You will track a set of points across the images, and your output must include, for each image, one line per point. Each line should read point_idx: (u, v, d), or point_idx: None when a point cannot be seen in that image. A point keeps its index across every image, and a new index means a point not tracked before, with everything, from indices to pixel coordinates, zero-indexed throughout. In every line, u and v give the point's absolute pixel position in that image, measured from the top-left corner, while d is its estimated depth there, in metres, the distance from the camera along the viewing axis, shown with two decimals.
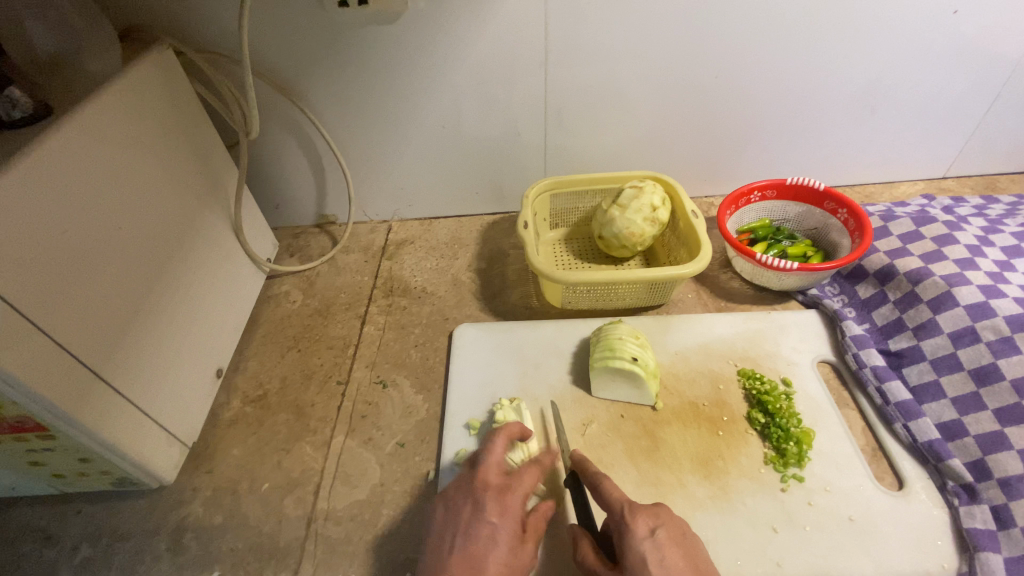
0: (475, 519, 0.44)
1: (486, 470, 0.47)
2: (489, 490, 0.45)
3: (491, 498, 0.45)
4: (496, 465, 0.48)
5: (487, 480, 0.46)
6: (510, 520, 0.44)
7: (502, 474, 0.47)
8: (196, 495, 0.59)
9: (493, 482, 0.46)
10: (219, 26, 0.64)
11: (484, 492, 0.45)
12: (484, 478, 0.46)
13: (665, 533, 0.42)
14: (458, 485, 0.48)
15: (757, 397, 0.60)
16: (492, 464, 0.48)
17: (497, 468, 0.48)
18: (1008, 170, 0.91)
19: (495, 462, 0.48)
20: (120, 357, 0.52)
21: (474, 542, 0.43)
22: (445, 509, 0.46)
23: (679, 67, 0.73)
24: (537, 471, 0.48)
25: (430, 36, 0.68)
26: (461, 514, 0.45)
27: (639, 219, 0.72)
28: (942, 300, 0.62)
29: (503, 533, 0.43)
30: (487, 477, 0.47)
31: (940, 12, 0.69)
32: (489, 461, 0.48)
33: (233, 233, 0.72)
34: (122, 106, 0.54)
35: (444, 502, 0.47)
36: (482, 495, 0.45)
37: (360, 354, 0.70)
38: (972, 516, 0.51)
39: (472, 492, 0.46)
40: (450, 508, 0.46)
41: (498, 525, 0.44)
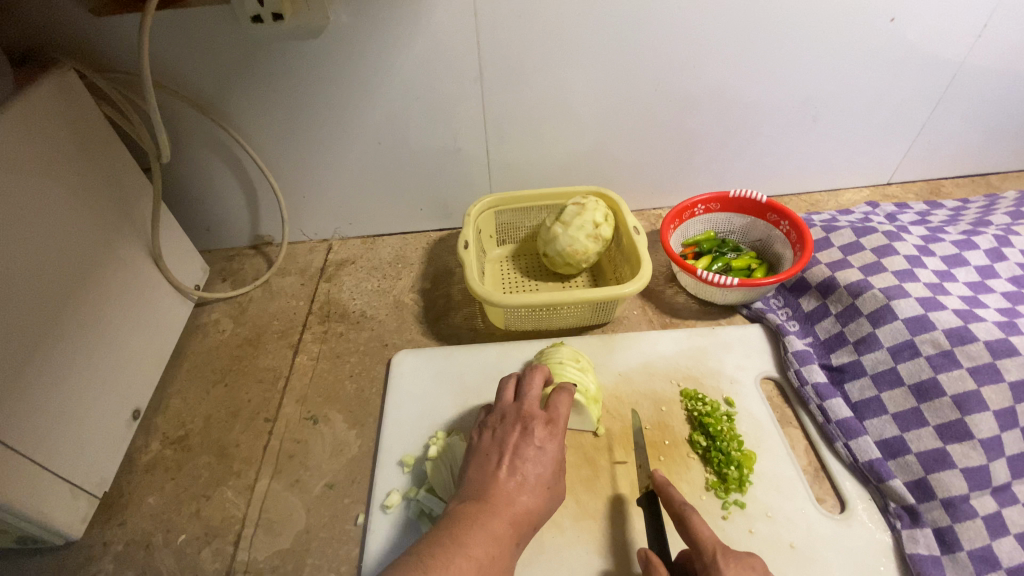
0: (518, 440, 0.46)
1: (529, 400, 0.50)
2: (534, 415, 0.48)
3: (536, 423, 0.48)
4: (539, 395, 0.50)
5: (532, 407, 0.49)
6: (555, 446, 0.47)
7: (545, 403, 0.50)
8: (106, 550, 0.54)
9: (536, 410, 0.49)
10: (124, 42, 0.60)
11: (530, 418, 0.48)
12: (527, 406, 0.49)
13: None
14: (502, 411, 0.50)
15: (699, 419, 0.58)
16: (536, 395, 0.50)
17: (541, 397, 0.50)
18: (949, 175, 0.93)
19: (537, 393, 0.50)
20: (13, 410, 0.47)
21: (521, 466, 0.45)
22: (489, 432, 0.48)
23: (620, 79, 0.71)
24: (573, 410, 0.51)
25: (358, 50, 0.64)
26: (506, 437, 0.47)
27: (582, 236, 0.71)
28: (881, 314, 0.61)
29: (543, 452, 0.46)
30: (531, 405, 0.49)
31: (878, 20, 0.68)
32: (531, 393, 0.50)
33: (153, 262, 0.67)
34: (13, 134, 0.50)
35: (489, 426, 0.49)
36: (529, 420, 0.47)
37: (291, 388, 0.66)
38: (914, 541, 0.50)
39: (518, 419, 0.48)
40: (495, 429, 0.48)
41: (545, 448, 0.46)
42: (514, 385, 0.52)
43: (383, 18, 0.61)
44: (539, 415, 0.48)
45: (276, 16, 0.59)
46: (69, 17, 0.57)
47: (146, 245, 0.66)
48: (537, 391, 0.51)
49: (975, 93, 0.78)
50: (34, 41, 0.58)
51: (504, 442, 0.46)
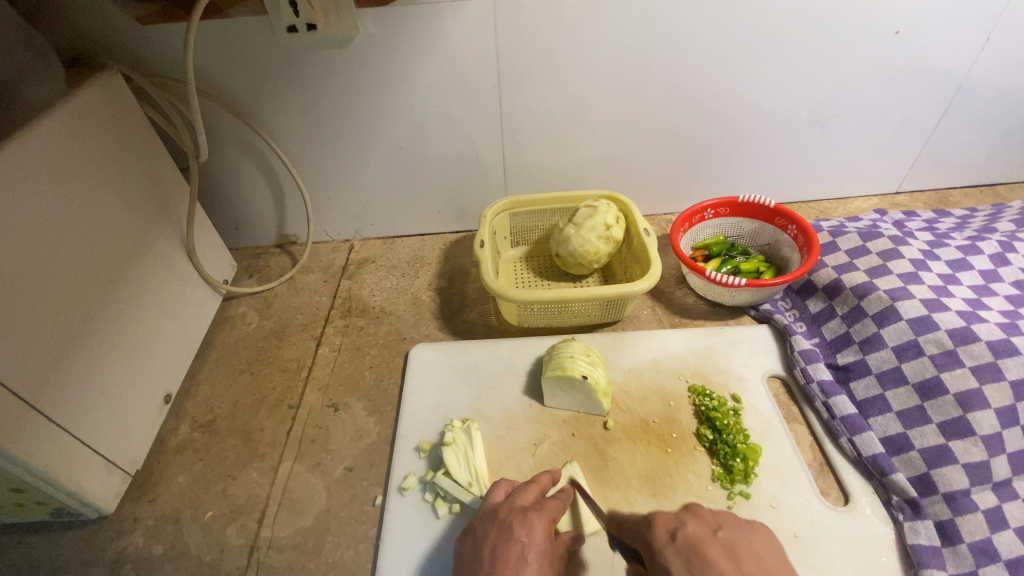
0: (530, 543, 0.43)
1: (546, 507, 0.48)
2: (542, 518, 0.46)
3: (546, 534, 0.45)
4: (556, 506, 0.48)
5: (545, 514, 0.47)
6: (538, 538, 0.44)
7: (558, 516, 0.48)
8: (137, 525, 0.57)
9: (548, 514, 0.47)
10: (165, 45, 0.64)
11: (540, 521, 0.45)
12: (540, 511, 0.47)
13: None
14: (512, 509, 0.47)
15: (706, 413, 0.60)
16: (553, 505, 0.48)
17: (556, 508, 0.48)
18: (959, 184, 0.94)
19: (554, 503, 0.49)
20: (57, 385, 0.51)
21: (502, 566, 0.42)
22: (494, 530, 0.45)
23: (633, 88, 0.74)
24: (559, 504, 0.49)
25: (384, 57, 0.68)
26: (519, 540, 0.44)
27: (594, 237, 0.73)
28: (885, 314, 0.63)
29: (531, 544, 0.43)
30: (545, 512, 0.47)
31: (884, 34, 0.70)
32: (518, 495, 0.49)
33: (187, 256, 0.71)
34: (67, 131, 0.54)
35: (494, 523, 0.46)
36: (540, 524, 0.45)
37: (314, 377, 0.70)
38: (915, 532, 0.52)
39: (497, 518, 0.46)
40: (503, 527, 0.45)
41: (529, 542, 0.43)
42: (529, 489, 0.50)
43: (409, 27, 0.65)
44: (548, 522, 0.46)
45: (310, 26, 0.62)
46: (119, 25, 0.61)
47: (181, 239, 0.70)
48: (553, 501, 0.49)
49: (981, 104, 0.80)
50: (85, 46, 0.63)
51: (519, 545, 0.43)
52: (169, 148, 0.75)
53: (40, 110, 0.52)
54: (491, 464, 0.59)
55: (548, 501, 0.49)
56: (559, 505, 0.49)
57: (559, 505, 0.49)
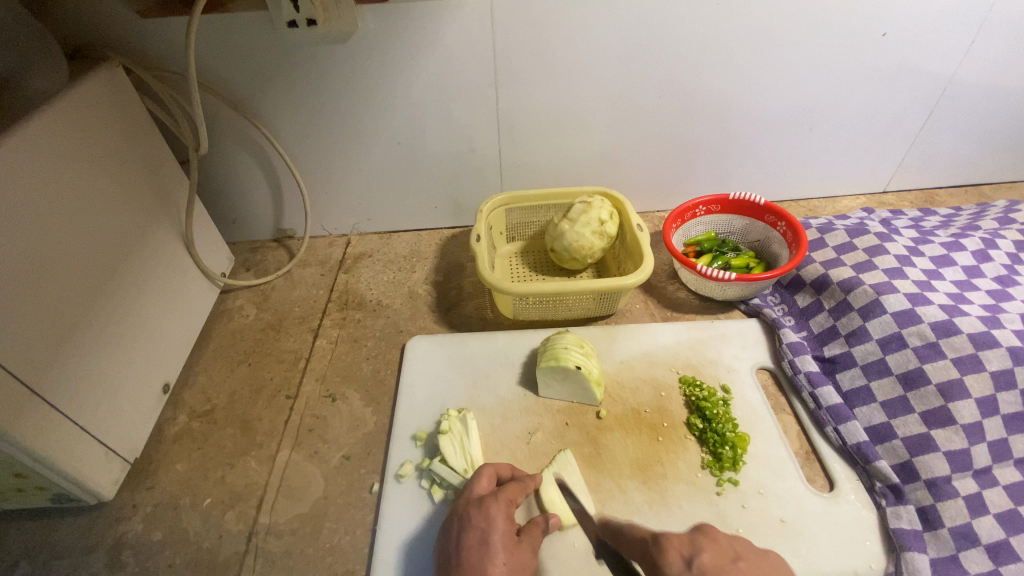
0: (490, 530, 0.45)
1: (502, 490, 0.49)
2: (498, 502, 0.47)
3: (502, 520, 0.46)
4: (514, 487, 0.50)
5: (500, 497, 0.48)
6: (497, 522, 0.46)
7: (517, 495, 0.49)
8: (136, 511, 0.58)
9: (505, 497, 0.48)
10: (166, 39, 0.64)
11: (495, 506, 0.47)
12: (496, 496, 0.48)
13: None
14: (469, 501, 0.49)
15: (696, 403, 0.62)
16: (511, 486, 0.50)
17: (515, 489, 0.50)
18: (945, 184, 0.96)
19: (513, 485, 0.50)
20: (57, 371, 0.51)
21: (466, 557, 0.44)
22: (455, 525, 0.47)
23: (627, 87, 0.76)
24: (520, 486, 0.50)
25: (381, 53, 0.69)
26: (480, 530, 0.45)
27: (588, 232, 0.74)
28: (871, 308, 0.64)
29: (493, 531, 0.45)
30: (500, 495, 0.48)
31: (871, 35, 0.72)
32: (476, 486, 0.51)
33: (186, 249, 0.72)
34: (70, 123, 0.54)
35: (455, 518, 0.48)
36: (495, 510, 0.47)
37: (311, 368, 0.71)
38: (897, 516, 0.53)
39: (458, 513, 0.48)
40: (461, 520, 0.47)
41: (487, 528, 0.45)
42: (484, 476, 0.51)
43: (408, 25, 0.66)
44: (505, 505, 0.47)
45: (310, 22, 0.64)
46: (121, 19, 0.62)
47: (180, 231, 0.71)
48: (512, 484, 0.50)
49: (966, 105, 0.82)
50: (87, 39, 0.63)
51: (479, 534, 0.45)
52: (168, 141, 0.76)
53: (43, 101, 0.53)
54: (485, 452, 0.60)
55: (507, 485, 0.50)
56: (518, 485, 0.50)
57: (519, 486, 0.50)
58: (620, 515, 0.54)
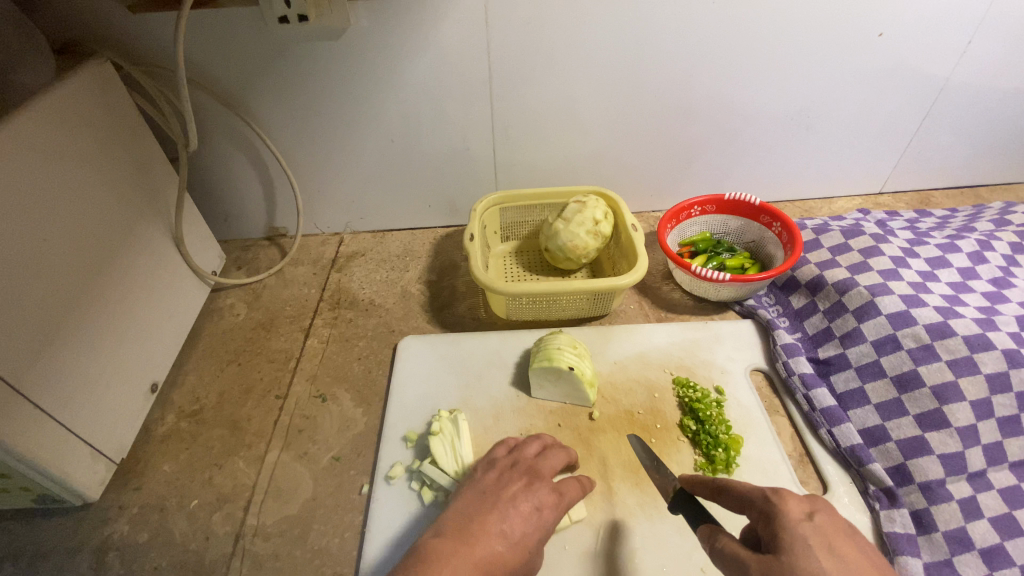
0: (540, 501, 0.47)
1: (547, 462, 0.51)
2: (542, 474, 0.50)
3: (547, 484, 0.49)
4: (559, 458, 0.52)
5: (543, 469, 0.50)
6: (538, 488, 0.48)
7: (558, 465, 0.52)
8: (122, 513, 0.57)
9: (548, 468, 0.51)
10: (155, 35, 0.64)
11: (539, 477, 0.49)
12: (541, 467, 0.51)
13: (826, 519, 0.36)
14: (517, 461, 0.51)
15: (689, 405, 0.61)
16: (556, 458, 0.52)
17: (558, 460, 0.52)
18: (940, 186, 0.96)
19: (558, 456, 0.52)
20: (40, 371, 0.50)
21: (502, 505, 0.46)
22: (498, 475, 0.50)
23: (622, 86, 0.75)
24: (563, 458, 0.53)
25: (375, 50, 0.68)
26: (531, 486, 0.48)
27: (582, 232, 0.74)
28: (866, 310, 0.64)
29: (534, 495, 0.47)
30: (545, 468, 0.51)
31: (866, 36, 0.72)
32: (524, 450, 0.53)
33: (175, 247, 0.71)
34: (56, 118, 0.54)
35: (500, 470, 0.50)
36: (540, 480, 0.49)
37: (302, 368, 0.70)
38: (891, 520, 0.53)
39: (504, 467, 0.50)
40: (506, 474, 0.50)
41: (529, 493, 0.47)
42: (535, 443, 0.54)
43: (400, 23, 0.66)
44: (547, 477, 0.50)
45: (301, 18, 0.62)
46: (109, 15, 0.61)
47: (169, 229, 0.70)
48: (557, 454, 0.53)
49: (962, 107, 0.82)
50: (74, 34, 0.62)
51: (530, 495, 0.47)
52: (157, 137, 0.75)
53: (28, 97, 0.52)
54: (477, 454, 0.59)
55: (552, 455, 0.52)
56: (563, 457, 0.53)
57: (561, 458, 0.52)
58: (612, 517, 0.54)
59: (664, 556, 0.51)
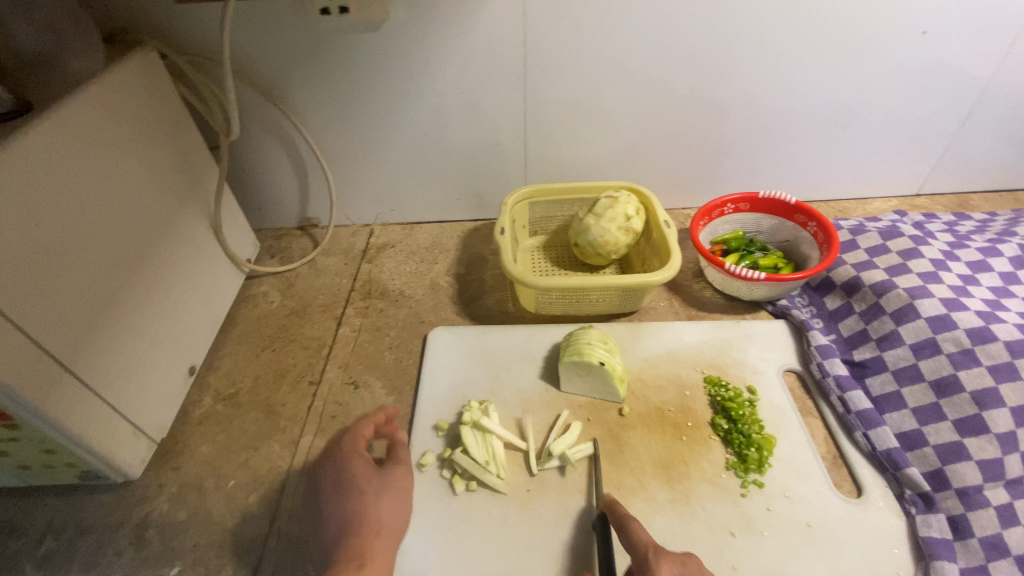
0: (346, 472, 0.51)
1: (355, 434, 0.53)
2: (356, 454, 0.52)
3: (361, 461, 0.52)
4: (364, 427, 0.54)
5: (351, 444, 0.53)
6: (358, 476, 0.51)
7: (366, 431, 0.54)
8: (161, 491, 0.59)
9: (354, 440, 0.53)
10: (201, 25, 0.65)
11: (347, 459, 0.52)
12: (348, 445, 0.53)
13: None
14: (344, 449, 0.53)
15: (721, 404, 0.61)
16: (359, 429, 0.54)
17: (365, 429, 0.54)
18: (980, 188, 0.94)
19: (365, 424, 0.54)
20: (88, 350, 0.52)
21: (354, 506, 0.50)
22: (333, 471, 0.52)
23: (655, 83, 0.75)
24: (369, 423, 0.55)
25: (411, 42, 0.69)
26: (327, 473, 0.52)
27: (613, 228, 0.74)
28: (905, 312, 0.63)
29: (366, 485, 0.51)
30: (352, 443, 0.53)
31: (909, 34, 0.70)
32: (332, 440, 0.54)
33: (213, 234, 0.73)
34: (104, 104, 0.55)
35: (332, 468, 0.52)
36: (348, 459, 0.52)
37: (334, 356, 0.71)
38: (927, 525, 0.52)
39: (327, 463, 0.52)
40: (337, 466, 0.52)
41: (364, 486, 0.50)
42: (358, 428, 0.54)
43: (437, 15, 0.66)
44: (353, 450, 0.52)
45: (342, 10, 0.64)
46: (157, 5, 0.63)
47: (208, 216, 0.71)
48: (364, 428, 0.54)
49: (1006, 108, 0.80)
50: (123, 23, 0.64)
51: (333, 476, 0.51)
52: (199, 126, 0.76)
53: (80, 83, 0.54)
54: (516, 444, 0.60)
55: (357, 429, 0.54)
56: (368, 423, 0.54)
57: (369, 424, 0.55)
58: (641, 512, 0.54)
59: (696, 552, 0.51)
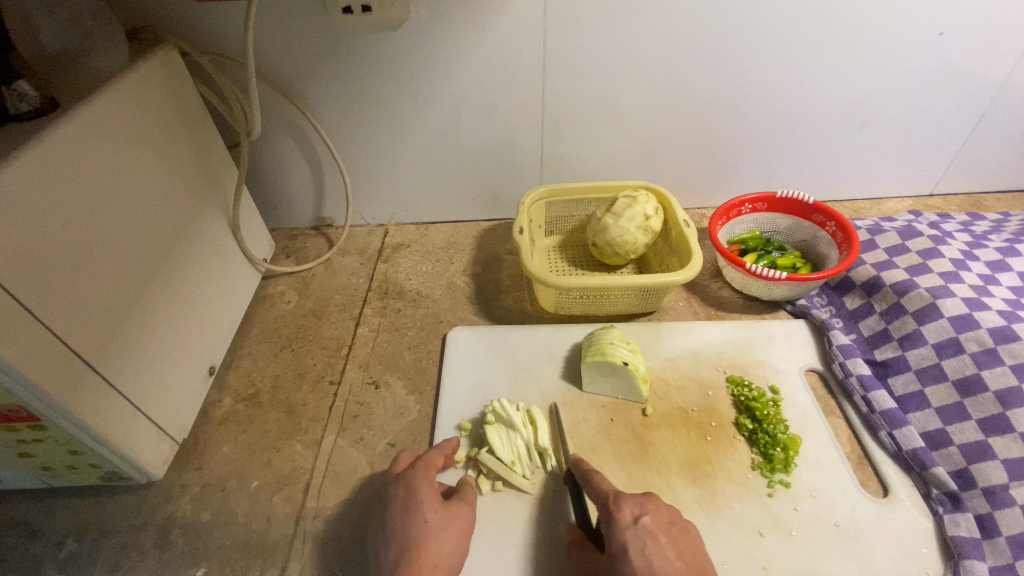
0: (414, 489, 0.49)
1: (425, 460, 0.53)
2: (427, 476, 0.51)
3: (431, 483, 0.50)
4: (433, 454, 0.54)
5: (420, 466, 0.52)
6: (428, 494, 0.49)
7: (435, 461, 0.53)
8: (184, 492, 0.59)
9: (425, 464, 0.52)
10: (222, 24, 0.65)
11: (417, 478, 0.50)
12: (417, 466, 0.52)
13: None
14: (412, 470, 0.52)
15: (745, 404, 0.61)
16: (430, 456, 0.53)
17: (435, 457, 0.54)
18: (993, 189, 0.94)
19: (434, 454, 0.54)
20: (113, 350, 0.51)
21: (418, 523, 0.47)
22: (400, 490, 0.50)
23: (673, 83, 0.75)
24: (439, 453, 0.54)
25: (430, 41, 0.68)
26: (396, 495, 0.50)
27: (632, 227, 0.74)
28: (926, 312, 0.63)
29: (433, 507, 0.48)
30: (421, 465, 0.52)
31: (927, 34, 0.71)
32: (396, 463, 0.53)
33: (231, 234, 0.72)
34: (128, 102, 0.55)
35: (400, 486, 0.50)
36: (418, 479, 0.50)
37: (354, 356, 0.71)
38: (955, 524, 0.52)
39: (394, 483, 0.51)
40: (406, 484, 0.50)
41: (433, 502, 0.48)
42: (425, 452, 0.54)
43: (458, 14, 0.66)
44: (422, 472, 0.51)
45: (365, 9, 0.64)
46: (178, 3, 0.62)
47: (226, 216, 0.71)
48: (432, 455, 0.54)
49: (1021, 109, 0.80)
50: (144, 22, 0.64)
51: (401, 494, 0.49)
52: (218, 125, 0.76)
53: (104, 81, 0.53)
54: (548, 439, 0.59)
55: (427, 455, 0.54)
56: (437, 453, 0.54)
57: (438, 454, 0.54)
58: None
59: (725, 552, 0.51)
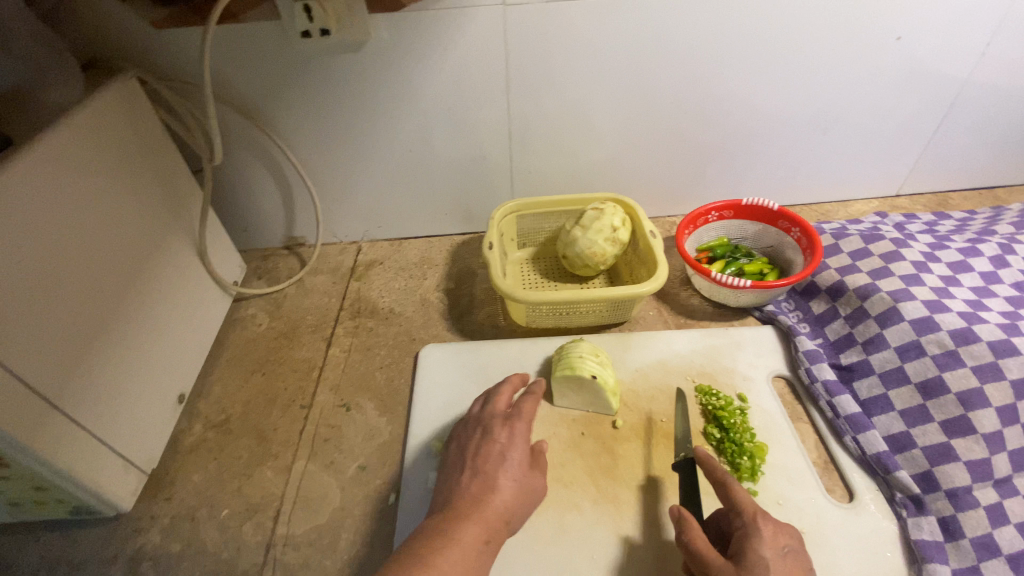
0: (501, 438, 0.51)
1: (518, 410, 0.54)
2: (521, 426, 0.52)
3: (519, 434, 0.52)
4: (528, 404, 0.54)
5: (523, 416, 0.53)
6: (517, 444, 0.51)
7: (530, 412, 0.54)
8: (153, 523, 0.58)
9: (525, 415, 0.53)
10: (182, 51, 0.65)
11: (500, 427, 0.52)
12: (519, 415, 0.53)
13: (793, 557, 0.44)
14: (493, 415, 0.54)
15: (713, 413, 0.61)
16: (527, 403, 0.54)
17: (530, 405, 0.54)
18: (957, 188, 0.96)
19: (527, 402, 0.55)
20: (76, 385, 0.51)
21: (483, 464, 0.49)
22: (476, 436, 0.52)
23: (638, 94, 0.76)
24: (533, 400, 0.55)
25: (393, 61, 0.69)
26: (472, 440, 0.52)
27: (600, 239, 0.74)
28: (888, 316, 0.64)
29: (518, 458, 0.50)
30: (516, 415, 0.53)
31: (884, 40, 0.72)
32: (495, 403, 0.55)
33: (199, 258, 0.72)
34: (85, 135, 0.54)
35: (477, 429, 0.53)
36: (517, 431, 0.52)
37: (325, 378, 0.71)
38: (919, 528, 0.53)
39: (479, 425, 0.54)
40: (484, 429, 0.52)
41: (509, 445, 0.51)
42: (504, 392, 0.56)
43: (420, 34, 0.66)
44: (508, 424, 0.52)
45: (323, 32, 0.64)
46: (136, 32, 0.62)
47: (193, 241, 0.71)
48: (526, 401, 0.55)
49: (979, 110, 0.82)
50: (102, 52, 0.64)
51: (492, 439, 0.51)
52: (182, 150, 0.76)
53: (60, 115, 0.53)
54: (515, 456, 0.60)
55: (523, 403, 0.54)
56: (533, 403, 0.55)
57: (531, 400, 0.55)
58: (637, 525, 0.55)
59: None
